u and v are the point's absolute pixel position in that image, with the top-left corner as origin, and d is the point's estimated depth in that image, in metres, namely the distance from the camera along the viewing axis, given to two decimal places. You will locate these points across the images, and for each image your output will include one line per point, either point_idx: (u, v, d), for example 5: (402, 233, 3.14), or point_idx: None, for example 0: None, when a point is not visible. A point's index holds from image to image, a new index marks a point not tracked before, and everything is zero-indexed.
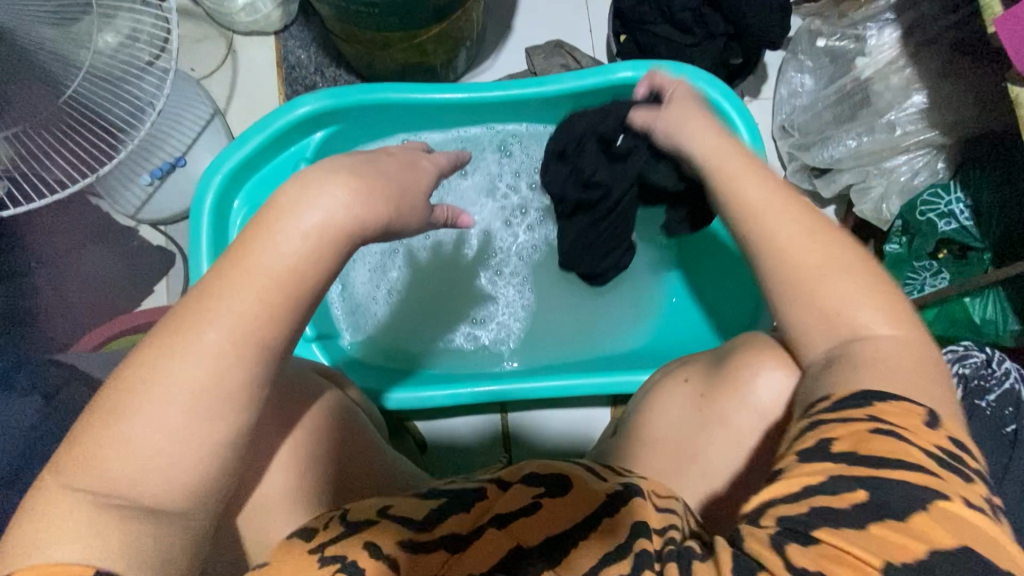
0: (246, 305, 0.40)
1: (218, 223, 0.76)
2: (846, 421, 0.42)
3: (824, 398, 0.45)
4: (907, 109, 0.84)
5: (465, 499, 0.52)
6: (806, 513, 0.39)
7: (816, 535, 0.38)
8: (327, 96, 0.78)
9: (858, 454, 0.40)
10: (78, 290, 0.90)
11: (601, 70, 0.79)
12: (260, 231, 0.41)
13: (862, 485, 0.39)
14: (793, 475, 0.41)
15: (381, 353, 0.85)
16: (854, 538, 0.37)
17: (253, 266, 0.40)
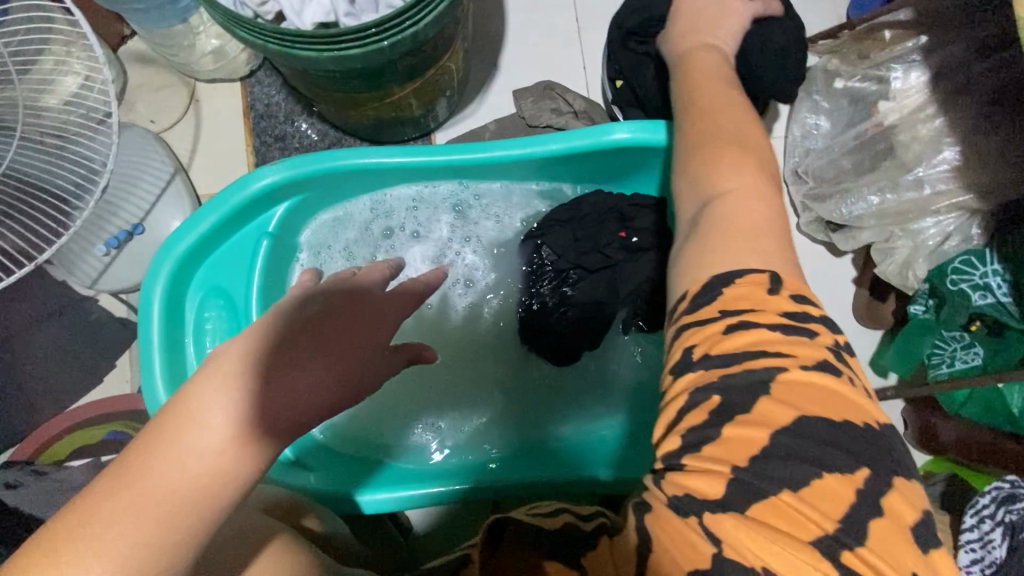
0: (146, 532, 0.31)
1: (172, 314, 0.69)
2: (705, 323, 0.37)
3: (683, 295, 0.40)
4: (937, 165, 0.75)
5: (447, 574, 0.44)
6: (683, 446, 0.36)
7: (684, 462, 0.36)
8: (287, 167, 0.70)
9: (708, 355, 0.36)
10: (35, 371, 0.84)
11: (594, 131, 0.71)
12: (180, 423, 0.33)
13: (718, 391, 0.35)
14: (668, 403, 0.38)
15: (354, 443, 0.79)
16: (707, 445, 0.35)
17: (158, 475, 0.32)
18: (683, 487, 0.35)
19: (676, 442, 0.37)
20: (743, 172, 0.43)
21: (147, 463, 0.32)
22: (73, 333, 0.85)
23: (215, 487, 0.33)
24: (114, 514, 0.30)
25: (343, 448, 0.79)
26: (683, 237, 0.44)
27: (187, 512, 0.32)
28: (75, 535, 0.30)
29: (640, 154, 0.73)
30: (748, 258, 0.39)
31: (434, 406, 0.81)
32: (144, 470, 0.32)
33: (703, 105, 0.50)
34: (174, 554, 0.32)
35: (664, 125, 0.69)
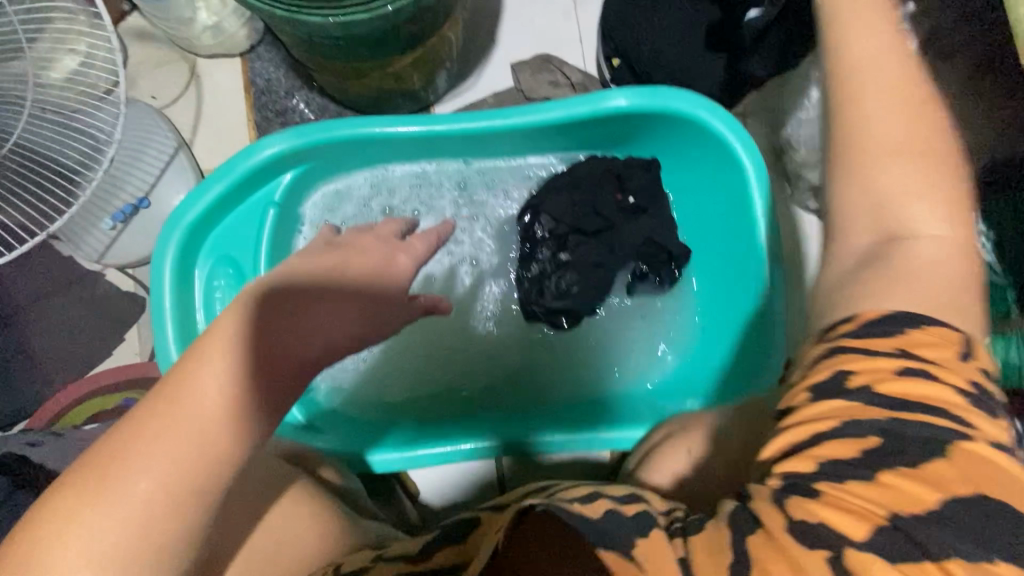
0: (178, 450, 0.36)
1: (183, 281, 0.70)
2: (874, 355, 0.38)
3: (847, 318, 0.41)
4: None
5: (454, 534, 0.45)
6: (818, 471, 0.36)
7: (815, 486, 0.36)
8: (293, 136, 0.71)
9: (873, 389, 0.37)
10: (44, 343, 0.85)
11: (593, 98, 0.72)
12: (200, 362, 0.38)
13: (879, 429, 0.36)
14: (793, 424, 0.39)
15: (365, 407, 0.81)
16: (855, 483, 0.35)
17: (186, 402, 0.37)
18: (818, 517, 0.35)
19: (811, 467, 0.36)
20: (936, 209, 0.42)
21: (179, 394, 0.37)
22: (79, 307, 0.86)
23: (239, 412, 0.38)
24: (156, 432, 0.36)
25: (352, 413, 0.81)
26: (847, 263, 0.44)
27: (214, 437, 0.37)
28: (127, 447, 0.36)
29: (640, 120, 0.75)
30: (938, 313, 0.39)
31: (440, 372, 0.84)
32: (177, 399, 0.37)
33: (884, 99, 0.41)
34: (205, 473, 0.37)
35: (662, 91, 0.71)
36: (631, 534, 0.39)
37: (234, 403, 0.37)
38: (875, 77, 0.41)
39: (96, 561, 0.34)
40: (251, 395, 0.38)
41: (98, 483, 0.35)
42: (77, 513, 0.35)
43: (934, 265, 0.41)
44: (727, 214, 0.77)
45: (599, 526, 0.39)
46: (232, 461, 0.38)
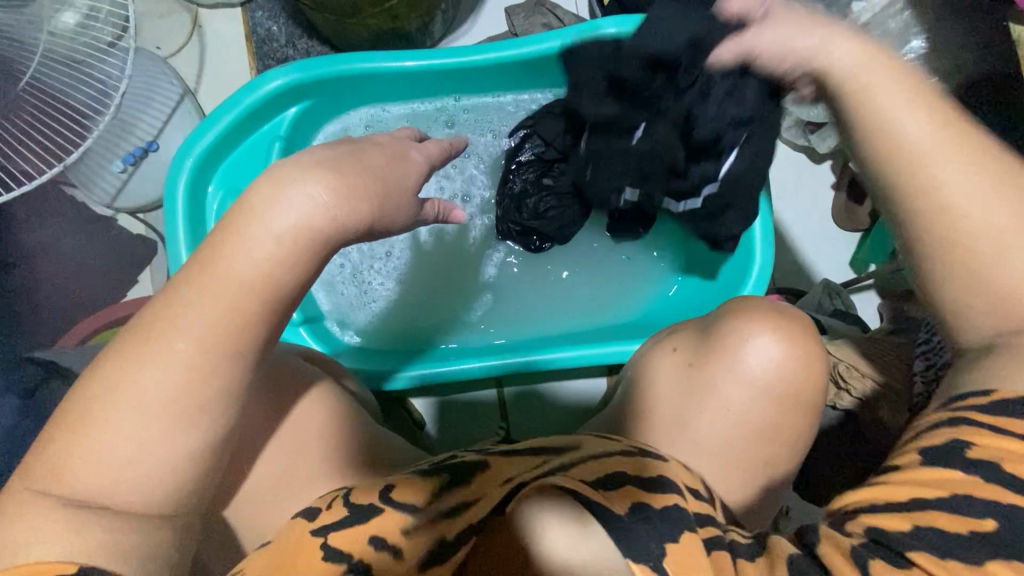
0: (213, 313, 0.40)
1: (194, 210, 0.73)
2: (1001, 433, 0.39)
3: (983, 391, 0.42)
4: (906, 55, 0.80)
5: (464, 472, 0.50)
6: (907, 529, 0.40)
7: (911, 557, 0.39)
8: (296, 68, 0.74)
9: (997, 464, 0.39)
10: (64, 283, 0.89)
11: (585, 27, 0.75)
12: (226, 236, 0.41)
13: (993, 514, 0.38)
14: (900, 482, 0.42)
15: (373, 335, 0.85)
16: (950, 557, 0.38)
17: (218, 272, 0.40)
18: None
19: (907, 525, 0.40)
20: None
21: (210, 263, 0.40)
22: (95, 249, 0.90)
23: (268, 283, 0.41)
24: (193, 299, 0.40)
25: (360, 336, 0.85)
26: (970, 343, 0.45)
27: (245, 301, 0.40)
28: (167, 310, 0.40)
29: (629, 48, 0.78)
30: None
31: (444, 301, 0.87)
32: (211, 266, 0.40)
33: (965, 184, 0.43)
34: (240, 337, 0.41)
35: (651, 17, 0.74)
36: (665, 538, 0.40)
37: (261, 271, 0.40)
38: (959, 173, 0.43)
39: (147, 407, 0.39)
40: (280, 267, 0.41)
41: (144, 340, 0.39)
42: (128, 366, 0.39)
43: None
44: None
45: (629, 534, 0.40)
46: (262, 325, 0.42)
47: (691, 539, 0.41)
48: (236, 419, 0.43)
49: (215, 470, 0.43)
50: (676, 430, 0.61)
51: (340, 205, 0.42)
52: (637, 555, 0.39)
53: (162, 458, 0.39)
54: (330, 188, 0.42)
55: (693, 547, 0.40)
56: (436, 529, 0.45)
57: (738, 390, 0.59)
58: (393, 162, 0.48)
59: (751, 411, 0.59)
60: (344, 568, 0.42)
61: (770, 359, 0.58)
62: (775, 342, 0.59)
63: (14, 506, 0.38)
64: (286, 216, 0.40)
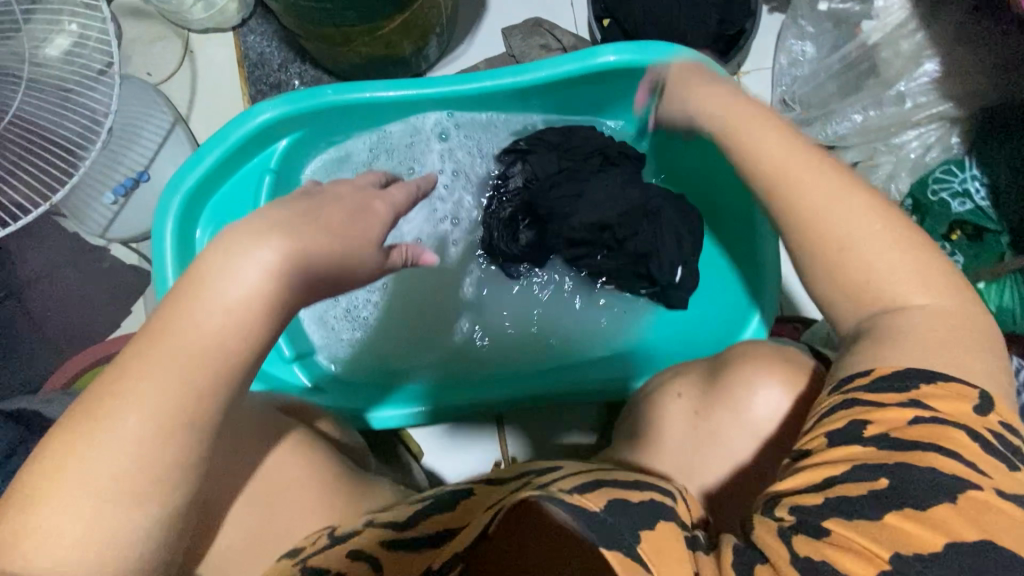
0: (166, 384, 0.38)
1: (183, 249, 0.71)
2: (884, 406, 0.42)
3: (863, 372, 0.44)
4: (918, 78, 0.77)
5: (449, 502, 0.50)
6: (824, 504, 0.40)
7: (826, 524, 0.39)
8: (286, 101, 0.72)
9: (886, 434, 0.41)
10: (53, 316, 0.87)
11: (583, 54, 0.72)
12: (178, 304, 0.39)
13: (885, 474, 0.39)
14: (811, 465, 0.42)
15: (364, 368, 0.82)
16: (860, 519, 0.39)
17: (168, 340, 0.38)
18: (829, 556, 0.38)
19: (818, 499, 0.41)
20: (913, 281, 0.46)
21: (162, 330, 0.38)
22: (83, 278, 0.88)
23: (222, 348, 0.39)
24: (143, 368, 0.38)
25: (351, 372, 0.82)
26: (847, 336, 0.48)
27: (200, 371, 0.38)
28: (116, 381, 0.38)
29: (629, 75, 0.75)
30: (945, 366, 0.42)
31: (436, 334, 0.85)
32: (168, 334, 0.38)
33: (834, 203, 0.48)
34: (198, 407, 0.39)
35: (652, 44, 0.71)
36: (638, 530, 0.41)
37: (229, 331, 0.39)
38: (834, 193, 0.49)
39: (104, 482, 0.37)
40: (236, 331, 0.39)
41: (93, 415, 0.37)
42: (78, 443, 0.37)
43: (939, 314, 0.45)
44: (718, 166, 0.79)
45: (616, 527, 0.41)
46: (225, 393, 0.40)
47: (666, 528, 0.42)
48: (194, 488, 0.41)
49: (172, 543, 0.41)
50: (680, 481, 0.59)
51: None
52: (609, 543, 0.39)
53: (119, 538, 0.38)
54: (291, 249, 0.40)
55: (673, 536, 0.42)
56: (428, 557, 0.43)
57: (742, 439, 0.57)
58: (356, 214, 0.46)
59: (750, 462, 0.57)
60: None
61: (778, 411, 0.56)
62: (783, 394, 0.56)
63: None
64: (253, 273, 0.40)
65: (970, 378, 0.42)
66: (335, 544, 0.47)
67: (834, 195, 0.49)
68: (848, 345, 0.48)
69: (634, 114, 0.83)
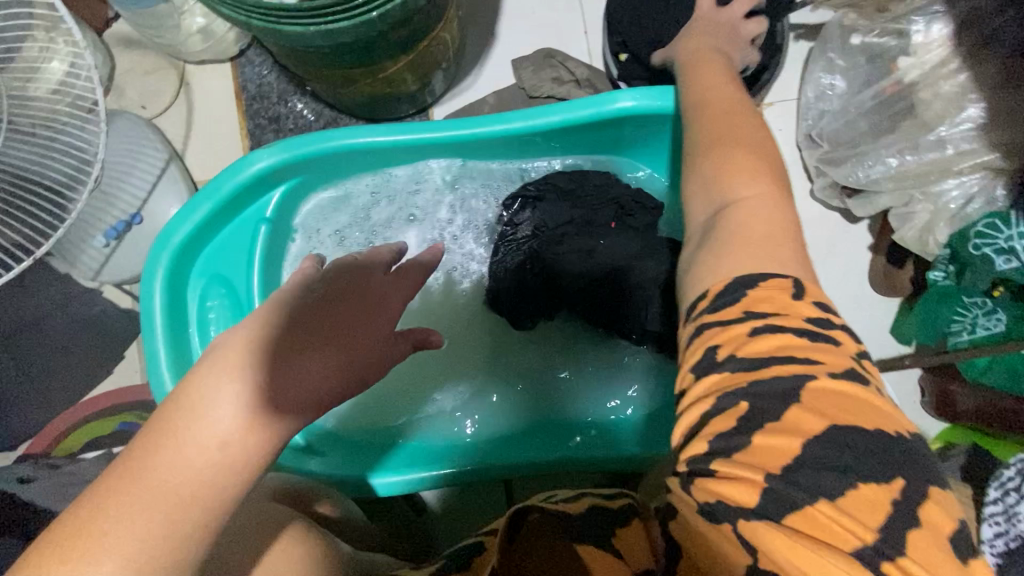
0: (146, 533, 0.33)
1: (171, 306, 0.67)
2: (728, 324, 0.36)
3: (702, 294, 0.39)
4: (960, 124, 0.71)
5: (460, 562, 0.45)
6: (707, 453, 0.35)
7: (714, 467, 0.34)
8: (282, 149, 0.68)
9: (734, 354, 0.35)
10: (42, 366, 0.83)
11: (599, 100, 0.68)
12: (165, 435, 0.35)
13: (746, 397, 0.34)
14: (686, 407, 0.37)
15: (365, 426, 0.79)
16: (737, 452, 0.34)
17: (155, 480, 0.34)
18: (715, 495, 0.34)
19: (703, 448, 0.35)
20: (749, 175, 0.42)
21: (145, 467, 0.34)
22: (72, 324, 0.84)
23: (216, 484, 0.35)
24: (118, 515, 0.33)
25: (353, 432, 0.78)
26: (693, 245, 0.43)
27: (188, 514, 0.34)
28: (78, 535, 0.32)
29: (647, 120, 0.70)
30: (763, 262, 0.37)
31: (442, 391, 0.81)
32: (140, 473, 0.34)
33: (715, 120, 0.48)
34: (180, 556, 0.34)
35: (672, 90, 0.67)
36: (611, 534, 0.44)
37: (213, 466, 0.35)
38: (718, 113, 0.49)
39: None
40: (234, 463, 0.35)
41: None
42: None
43: (772, 206, 0.41)
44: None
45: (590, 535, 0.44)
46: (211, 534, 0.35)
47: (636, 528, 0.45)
48: None
49: None
50: None
51: None
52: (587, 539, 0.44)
53: None
54: None
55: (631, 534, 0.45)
56: None
57: None
58: None
59: None
60: None
61: None
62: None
63: None
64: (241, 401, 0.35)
65: (782, 265, 0.38)
66: None
67: (721, 113, 0.49)
68: (694, 254, 0.42)
69: (651, 157, 0.78)
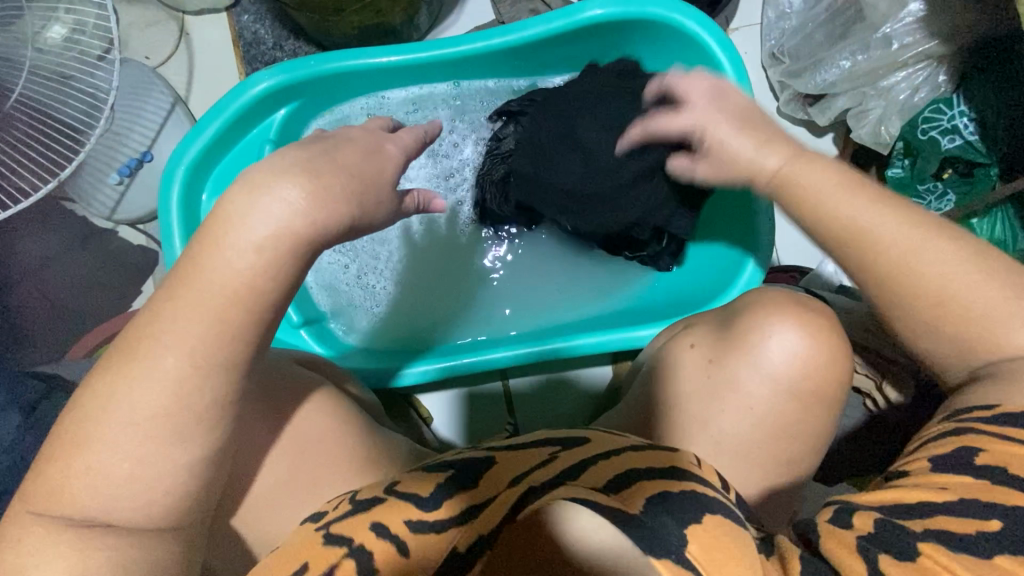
0: (202, 324, 0.40)
1: (189, 215, 0.73)
2: (1006, 442, 0.41)
3: (986, 406, 0.44)
4: (903, 19, 0.78)
5: (471, 472, 0.49)
6: (924, 533, 0.40)
7: (920, 550, 0.39)
8: (280, 70, 0.74)
9: (1004, 469, 0.41)
10: (65, 298, 0.90)
11: (569, 10, 0.74)
12: (211, 246, 0.41)
13: (997, 514, 0.39)
14: (908, 484, 0.43)
15: (372, 333, 0.85)
16: (960, 553, 0.38)
17: (206, 282, 0.41)
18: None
19: (918, 527, 0.40)
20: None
21: (197, 273, 0.41)
22: (94, 260, 0.91)
23: (258, 289, 0.42)
24: (180, 308, 0.40)
25: (362, 337, 0.84)
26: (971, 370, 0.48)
27: (233, 313, 0.41)
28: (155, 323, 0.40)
29: (617, 29, 0.77)
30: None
31: (441, 300, 0.88)
32: (192, 280, 0.41)
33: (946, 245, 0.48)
34: (229, 347, 0.41)
35: None
36: (680, 527, 0.38)
37: (253, 272, 0.41)
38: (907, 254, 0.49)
39: (141, 423, 0.39)
40: (266, 275, 0.42)
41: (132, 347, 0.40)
42: (120, 375, 0.40)
43: None
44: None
45: (647, 528, 0.38)
46: (251, 337, 0.42)
47: (715, 523, 0.39)
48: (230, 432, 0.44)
49: (212, 479, 0.43)
50: (697, 427, 0.59)
51: (317, 210, 0.42)
52: (657, 551, 0.36)
53: (157, 467, 0.40)
54: (305, 192, 0.42)
55: (719, 533, 0.38)
56: (449, 538, 0.43)
57: (759, 383, 0.57)
58: (369, 155, 0.49)
59: (770, 404, 0.57)
60: (344, 551, 0.42)
61: (796, 353, 0.56)
62: (798, 339, 0.56)
63: (12, 537, 0.39)
64: (280, 243, 0.41)
65: None
66: (358, 511, 0.46)
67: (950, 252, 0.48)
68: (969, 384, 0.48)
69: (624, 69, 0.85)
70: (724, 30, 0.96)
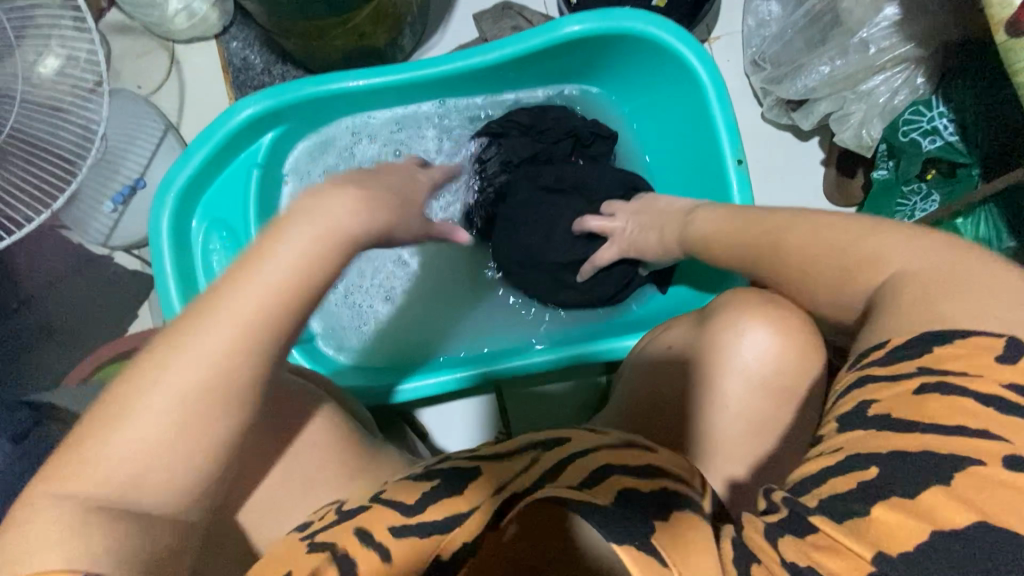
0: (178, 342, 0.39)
1: (180, 241, 0.75)
2: (897, 380, 0.40)
3: (880, 345, 0.42)
4: (879, 23, 0.79)
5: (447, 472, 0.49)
6: (816, 506, 0.38)
7: (811, 518, 0.38)
8: (266, 96, 0.75)
9: (890, 414, 0.39)
10: (63, 323, 0.91)
11: (548, 27, 0.75)
12: None
13: (879, 460, 0.37)
14: (823, 449, 0.42)
15: (362, 350, 0.85)
16: (853, 518, 0.36)
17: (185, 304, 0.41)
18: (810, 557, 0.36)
19: (813, 500, 0.39)
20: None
21: None
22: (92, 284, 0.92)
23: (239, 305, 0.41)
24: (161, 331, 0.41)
25: (353, 355, 0.85)
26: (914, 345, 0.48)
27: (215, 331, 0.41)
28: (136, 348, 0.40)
29: (596, 43, 0.78)
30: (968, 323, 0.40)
31: (431, 314, 0.88)
32: None
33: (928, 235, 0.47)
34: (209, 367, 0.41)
35: (612, 10, 0.74)
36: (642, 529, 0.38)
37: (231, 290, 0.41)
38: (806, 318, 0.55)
39: None
40: None
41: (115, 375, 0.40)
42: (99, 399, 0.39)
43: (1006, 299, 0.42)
44: (690, 121, 0.80)
45: (611, 517, 0.38)
46: None
47: (679, 519, 0.38)
48: None
49: None
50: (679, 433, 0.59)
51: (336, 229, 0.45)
52: (621, 537, 0.36)
53: None
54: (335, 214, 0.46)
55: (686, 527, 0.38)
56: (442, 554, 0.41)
57: (737, 387, 0.57)
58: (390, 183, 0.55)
59: (746, 405, 0.56)
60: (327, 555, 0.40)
61: (769, 351, 0.56)
62: (771, 335, 0.56)
63: None
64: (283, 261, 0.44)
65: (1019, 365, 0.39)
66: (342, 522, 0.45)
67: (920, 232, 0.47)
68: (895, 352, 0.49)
69: (605, 82, 0.86)
70: (706, 39, 0.97)
